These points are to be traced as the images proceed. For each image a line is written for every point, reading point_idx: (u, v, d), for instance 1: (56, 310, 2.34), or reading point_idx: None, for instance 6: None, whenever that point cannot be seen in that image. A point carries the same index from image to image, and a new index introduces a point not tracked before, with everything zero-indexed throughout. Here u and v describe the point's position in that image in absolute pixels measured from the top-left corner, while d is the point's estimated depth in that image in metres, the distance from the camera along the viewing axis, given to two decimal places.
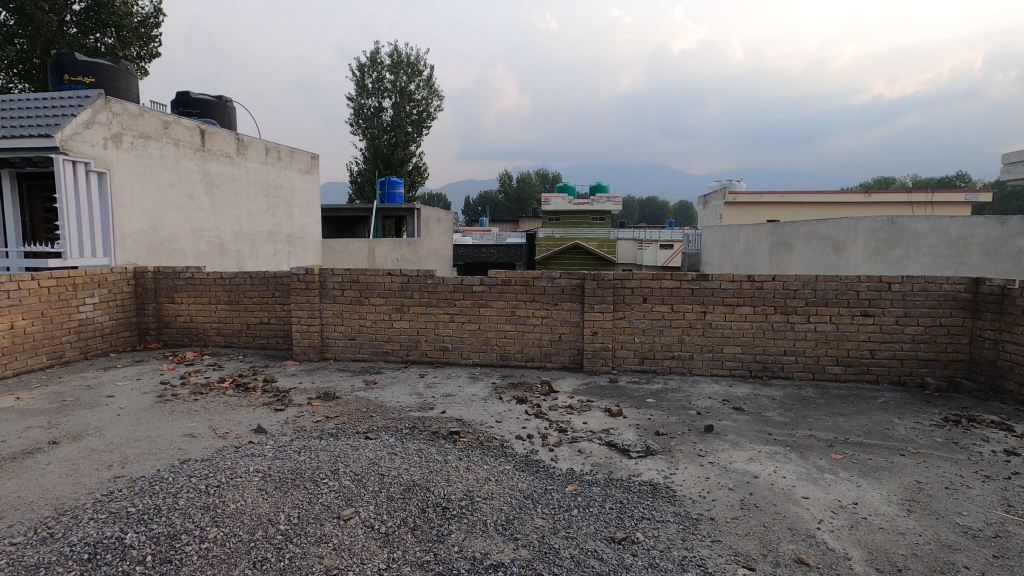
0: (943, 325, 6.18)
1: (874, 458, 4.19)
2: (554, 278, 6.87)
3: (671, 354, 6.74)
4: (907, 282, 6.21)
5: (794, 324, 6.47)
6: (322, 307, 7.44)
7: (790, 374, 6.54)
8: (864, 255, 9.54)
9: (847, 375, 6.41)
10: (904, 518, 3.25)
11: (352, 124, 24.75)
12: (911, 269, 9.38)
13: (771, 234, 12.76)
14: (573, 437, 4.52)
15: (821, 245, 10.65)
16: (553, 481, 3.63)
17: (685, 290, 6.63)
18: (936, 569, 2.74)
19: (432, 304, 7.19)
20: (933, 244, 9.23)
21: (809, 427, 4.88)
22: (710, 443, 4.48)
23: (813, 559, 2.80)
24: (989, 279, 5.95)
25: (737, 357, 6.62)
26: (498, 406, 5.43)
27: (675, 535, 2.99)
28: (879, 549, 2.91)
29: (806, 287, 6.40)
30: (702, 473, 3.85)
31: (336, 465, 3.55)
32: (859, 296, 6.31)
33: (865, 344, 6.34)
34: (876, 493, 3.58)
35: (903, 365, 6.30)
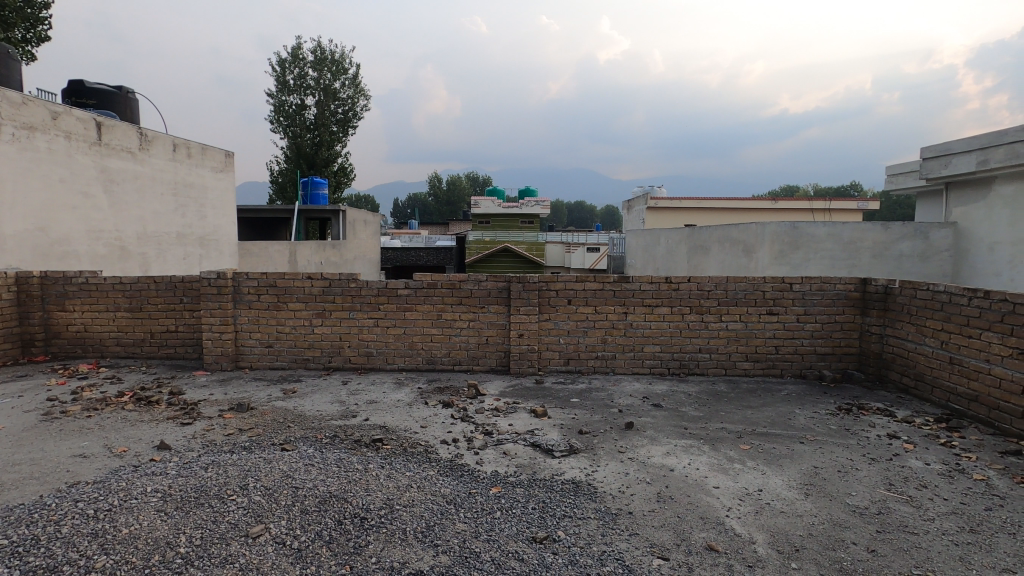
0: (838, 322, 6.74)
1: (777, 447, 4.50)
2: (481, 280, 6.89)
3: (595, 354, 6.92)
4: (806, 282, 6.72)
5: (708, 323, 6.83)
6: (236, 313, 7.04)
7: (705, 371, 6.89)
8: (770, 258, 10.06)
9: (755, 370, 6.84)
10: (802, 501, 3.50)
11: (272, 121, 23.66)
12: (811, 271, 10.01)
13: (689, 237, 13.39)
14: (498, 440, 4.53)
15: (733, 249, 11.22)
16: (477, 484, 3.61)
17: (608, 292, 6.84)
18: (829, 546, 2.96)
19: (356, 307, 6.99)
20: (829, 248, 9.92)
21: (721, 421, 5.17)
22: (630, 439, 4.63)
23: (722, 545, 2.96)
24: (875, 279, 6.58)
25: (656, 355, 6.90)
26: (424, 411, 5.35)
27: (595, 531, 3.06)
28: (780, 532, 3.12)
29: (718, 287, 6.78)
30: (621, 469, 3.97)
31: (245, 480, 3.35)
32: (765, 296, 6.75)
33: (771, 341, 6.80)
34: (778, 479, 3.84)
35: (804, 359, 6.80)
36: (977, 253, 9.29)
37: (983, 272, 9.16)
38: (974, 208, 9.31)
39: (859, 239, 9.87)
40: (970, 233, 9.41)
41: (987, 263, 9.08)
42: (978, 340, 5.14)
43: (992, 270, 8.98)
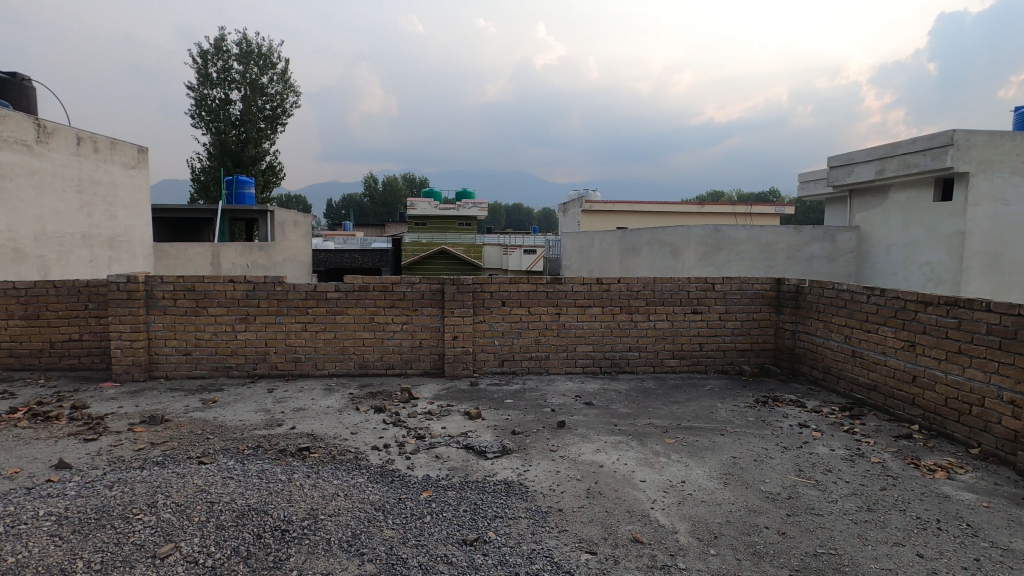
0: (756, 319, 7.15)
1: (700, 440, 4.72)
2: (414, 283, 6.79)
3: (529, 355, 6.99)
4: (727, 282, 7.09)
5: (637, 322, 7.06)
6: (149, 319, 6.58)
7: (634, 369, 7.12)
8: (695, 260, 10.57)
9: (681, 367, 7.14)
10: (721, 490, 3.69)
11: (193, 116, 22.34)
12: (733, 272, 10.58)
13: (620, 239, 13.81)
14: (430, 443, 4.48)
15: (661, 251, 11.68)
16: (407, 489, 3.56)
17: (541, 293, 6.93)
18: (744, 532, 3.14)
19: (283, 312, 6.72)
20: (748, 250, 10.53)
21: (648, 416, 5.36)
22: (562, 438, 4.71)
23: (646, 536, 3.06)
24: (787, 279, 7.04)
25: (589, 355, 7.06)
26: (355, 418, 5.21)
27: (525, 531, 3.08)
28: (700, 520, 3.27)
29: (646, 288, 7.03)
30: (552, 467, 4.03)
31: (154, 497, 3.14)
32: (690, 296, 7.06)
33: (695, 338, 7.12)
34: (700, 470, 4.02)
35: (726, 355, 7.17)
36: (877, 255, 10.10)
37: (882, 272, 9.98)
38: (873, 213, 10.14)
39: (775, 241, 10.52)
40: (870, 236, 10.24)
41: (885, 264, 9.90)
42: (876, 335, 5.60)
43: (889, 270, 9.80)
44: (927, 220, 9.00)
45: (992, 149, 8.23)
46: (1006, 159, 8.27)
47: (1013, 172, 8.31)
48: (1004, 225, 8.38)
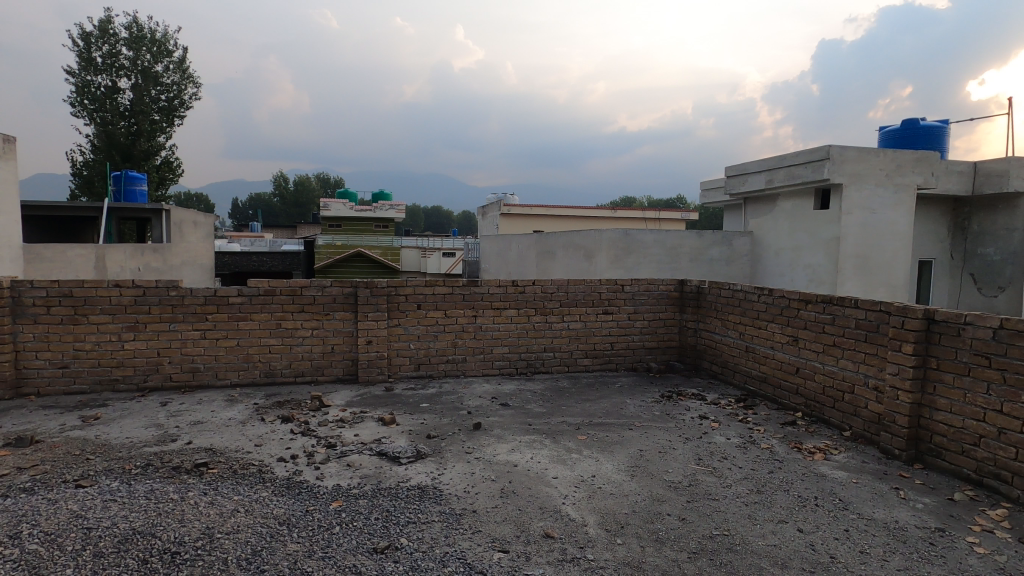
0: (662, 319, 7.55)
1: (610, 435, 4.91)
2: (324, 286, 6.55)
3: (446, 358, 6.95)
4: (635, 284, 7.44)
5: (551, 324, 7.23)
6: (17, 329, 5.88)
7: (550, 369, 7.28)
8: (607, 262, 10.99)
9: (594, 365, 7.40)
10: (628, 482, 3.86)
11: (73, 104, 20.19)
12: (643, 273, 11.10)
13: (537, 243, 14.09)
14: (342, 451, 4.34)
15: (575, 253, 12.04)
16: (315, 500, 3.42)
17: (457, 296, 6.92)
18: (648, 520, 3.30)
19: (178, 319, 6.24)
20: (655, 253, 11.10)
21: (562, 415, 5.50)
22: (477, 440, 4.73)
23: (557, 531, 3.15)
24: (689, 281, 7.50)
25: (505, 356, 7.14)
26: (259, 429, 4.94)
27: (438, 534, 3.07)
28: (608, 512, 3.41)
29: (559, 290, 7.23)
30: (467, 469, 4.03)
31: (18, 528, 2.81)
32: (601, 297, 7.34)
33: (607, 337, 7.40)
34: (609, 464, 4.19)
35: (635, 353, 7.51)
36: (768, 258, 10.99)
37: (772, 273, 10.87)
38: (764, 219, 11.04)
39: (680, 245, 11.17)
40: (762, 241, 11.13)
41: (775, 266, 10.79)
42: (766, 330, 6.10)
43: (778, 271, 10.70)
44: (809, 226, 9.92)
45: (861, 164, 9.22)
46: (872, 173, 9.29)
47: (878, 184, 9.35)
48: (871, 231, 9.41)
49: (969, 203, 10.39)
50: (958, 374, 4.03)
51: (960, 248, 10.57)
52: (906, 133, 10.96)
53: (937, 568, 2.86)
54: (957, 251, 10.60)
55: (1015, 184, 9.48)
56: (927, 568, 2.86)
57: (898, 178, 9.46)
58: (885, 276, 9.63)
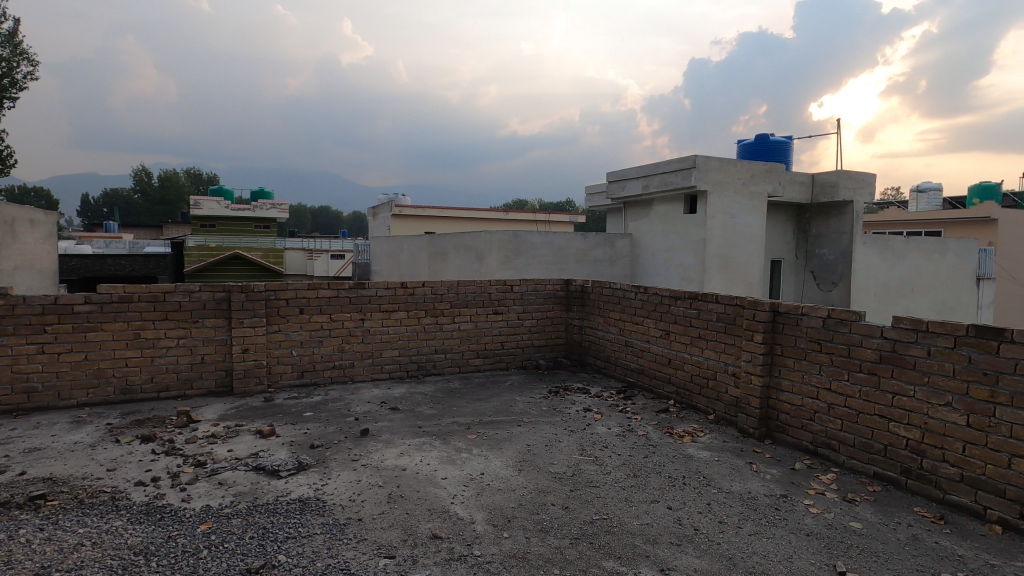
0: (550, 318, 7.84)
1: (499, 432, 5.00)
2: (192, 291, 6.02)
3: (332, 364, 6.68)
4: (523, 284, 7.65)
5: (442, 325, 7.22)
6: None
7: (441, 370, 7.26)
8: (498, 263, 11.17)
9: (485, 365, 7.49)
10: (516, 476, 3.97)
11: None
12: (532, 274, 11.41)
13: (428, 244, 13.92)
14: (213, 469, 4.01)
15: (466, 254, 12.07)
16: (180, 525, 3.13)
17: (343, 299, 6.68)
18: (533, 511, 3.42)
19: (8, 332, 5.39)
20: (544, 254, 11.49)
21: (453, 415, 5.52)
22: (365, 446, 4.59)
23: (445, 531, 3.15)
24: (574, 280, 7.85)
25: (395, 359, 7.00)
26: (113, 452, 4.41)
27: (320, 546, 2.95)
28: (495, 507, 3.47)
29: (450, 291, 7.23)
30: (353, 477, 3.91)
31: None
32: (491, 297, 7.45)
33: (498, 337, 7.53)
34: (497, 461, 4.27)
35: (524, 352, 7.72)
36: (646, 258, 11.78)
37: (649, 272, 11.68)
38: (642, 223, 11.84)
39: (566, 246, 11.64)
40: (641, 242, 11.92)
41: (651, 266, 11.59)
42: (642, 325, 6.55)
43: (654, 270, 11.51)
44: (680, 229, 10.81)
45: (722, 173, 10.21)
46: (731, 182, 10.33)
47: (736, 192, 10.41)
48: (731, 234, 10.44)
49: (808, 209, 11.90)
50: (797, 358, 4.61)
51: (803, 249, 12.08)
52: (758, 147, 12.32)
53: (781, 529, 3.25)
54: (801, 252, 12.09)
55: (843, 194, 11.02)
56: (772, 530, 3.25)
57: (752, 186, 10.58)
58: (743, 275, 10.73)
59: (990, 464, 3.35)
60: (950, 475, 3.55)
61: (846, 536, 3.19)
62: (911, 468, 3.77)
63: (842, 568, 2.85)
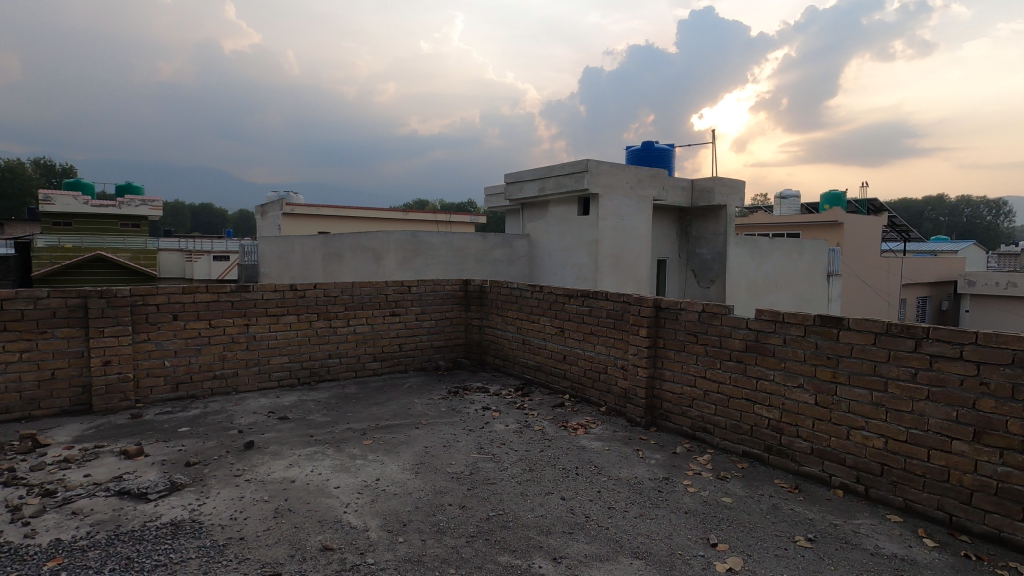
0: (449, 318, 7.81)
1: (396, 436, 4.91)
2: (39, 298, 5.29)
3: (212, 374, 6.18)
4: (421, 285, 7.56)
5: (336, 329, 6.94)
6: None
7: (336, 376, 6.97)
8: (396, 264, 10.97)
9: (383, 368, 7.30)
10: (412, 480, 3.91)
11: None
12: (431, 274, 11.33)
13: (321, 245, 13.29)
14: (65, 498, 3.55)
15: (362, 255, 11.69)
16: (21, 565, 2.74)
17: (224, 303, 6.21)
18: (430, 513, 3.39)
19: None
20: (442, 254, 11.44)
21: (347, 421, 5.33)
22: (249, 460, 4.29)
23: (337, 542, 3.03)
24: (472, 280, 7.88)
25: (285, 366, 6.62)
26: None
27: (195, 572, 2.72)
28: (391, 513, 3.40)
29: (344, 293, 6.97)
30: (235, 494, 3.64)
31: None
32: (388, 299, 7.28)
33: (395, 339, 7.38)
34: (394, 465, 4.18)
35: (423, 353, 7.63)
36: (543, 258, 12.11)
37: (546, 272, 12.02)
38: (539, 223, 12.16)
39: (465, 247, 11.67)
40: (538, 243, 12.24)
41: (548, 265, 11.94)
42: (538, 323, 6.72)
43: (551, 270, 11.86)
44: (574, 230, 11.23)
45: (612, 178, 10.75)
46: (620, 186, 10.91)
47: (625, 195, 11.00)
48: (621, 235, 11.03)
49: (689, 212, 12.87)
50: (677, 350, 4.97)
51: (685, 249, 13.03)
52: (645, 153, 13.11)
53: (662, 509, 3.49)
54: (683, 251, 13.04)
55: (718, 198, 12.04)
56: (655, 511, 3.48)
57: (639, 190, 11.25)
58: (633, 273, 11.37)
59: (834, 437, 3.82)
60: (803, 449, 4.01)
61: (718, 511, 3.49)
62: (772, 445, 4.21)
63: (714, 539, 3.11)
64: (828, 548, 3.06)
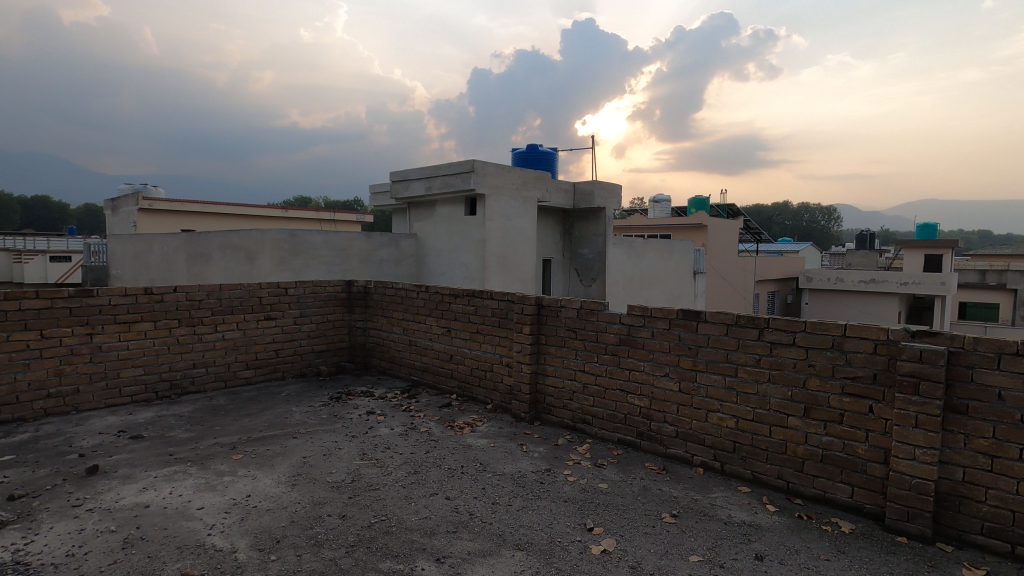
0: (330, 320, 7.46)
1: (271, 448, 4.60)
2: None
3: (46, 392, 5.37)
4: (299, 286, 7.15)
5: (201, 336, 6.35)
6: None
7: (201, 388, 6.37)
8: (272, 264, 10.29)
9: (257, 377, 6.81)
10: (287, 493, 3.68)
11: None
12: (311, 276, 10.78)
13: (184, 244, 12.08)
14: None
15: (233, 255, 10.81)
16: None
17: (60, 310, 5.43)
18: (306, 527, 3.22)
19: None
20: (324, 254, 10.93)
21: (215, 436, 4.90)
22: (91, 487, 3.78)
23: (199, 568, 2.78)
24: (355, 281, 7.61)
25: (139, 380, 5.93)
26: None
27: None
28: (263, 530, 3.18)
29: (210, 297, 6.40)
30: (74, 527, 3.20)
31: None
32: (262, 302, 6.80)
33: (271, 345, 6.92)
34: (268, 479, 3.92)
35: (303, 358, 7.23)
36: (430, 258, 12.00)
37: (433, 272, 11.92)
38: (426, 223, 12.05)
39: (349, 246, 11.25)
40: (425, 243, 12.11)
41: (436, 265, 11.86)
42: (424, 323, 6.65)
43: (439, 270, 11.79)
44: (461, 230, 11.25)
45: (498, 179, 10.92)
46: (506, 187, 11.11)
47: (510, 196, 11.22)
48: (508, 236, 11.23)
49: (571, 214, 13.43)
50: (558, 346, 5.17)
51: (568, 249, 13.59)
52: (530, 156, 13.48)
53: (544, 500, 3.62)
54: (566, 251, 13.59)
55: (597, 201, 12.68)
56: (537, 502, 3.59)
57: (524, 192, 11.54)
58: (519, 273, 11.62)
59: (694, 420, 4.20)
60: (669, 433, 4.36)
61: (595, 496, 3.69)
62: (643, 431, 4.52)
63: (590, 524, 3.28)
64: (689, 521, 3.36)
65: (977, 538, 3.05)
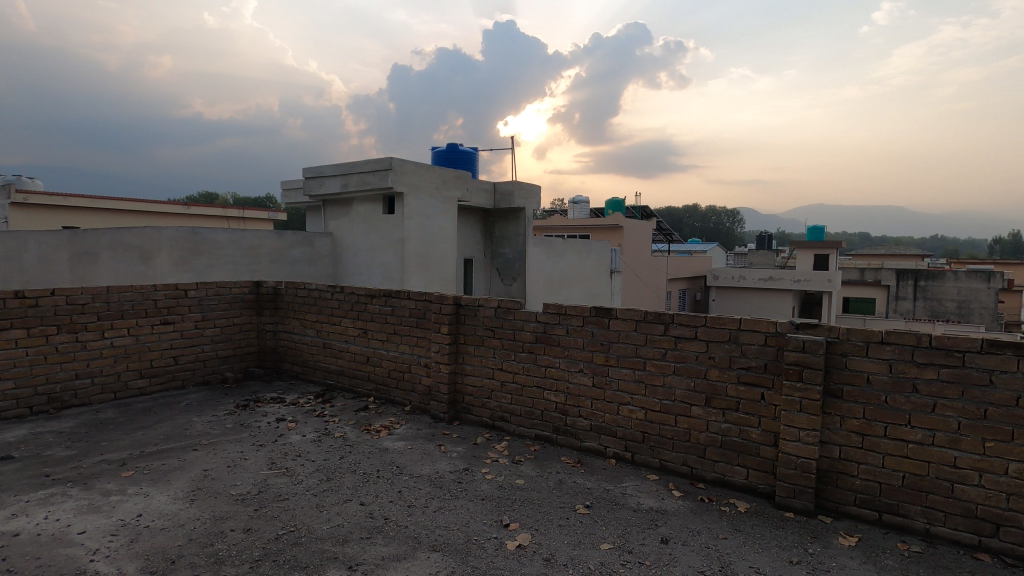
0: (236, 324, 7.03)
1: (167, 462, 4.26)
2: None
3: None
4: (201, 288, 6.68)
5: (86, 343, 5.78)
6: None
7: (86, 400, 5.80)
8: (169, 265, 9.56)
9: (153, 386, 6.29)
10: (185, 509, 3.43)
11: None
12: (215, 277, 10.11)
13: None
14: None
15: (124, 255, 9.92)
16: None
17: None
18: (206, 544, 3.01)
19: None
20: (229, 254, 10.30)
21: (101, 452, 4.47)
22: None
23: None
24: (264, 282, 7.22)
25: (9, 395, 5.30)
26: None
27: None
28: (155, 551, 2.94)
29: (96, 300, 5.83)
30: None
31: None
32: (157, 305, 6.29)
33: (168, 352, 6.42)
34: (163, 496, 3.63)
35: (206, 365, 6.77)
36: (347, 258, 11.62)
37: (350, 272, 11.56)
38: (342, 222, 11.66)
39: (257, 245, 10.67)
40: (341, 242, 11.72)
41: (352, 265, 11.50)
42: (339, 325, 6.43)
43: (356, 270, 11.45)
44: (379, 229, 10.98)
45: (416, 177, 10.76)
46: (425, 185, 10.97)
47: (429, 195, 11.10)
48: (427, 235, 11.10)
49: (492, 213, 13.50)
50: (476, 345, 5.18)
51: (489, 248, 13.65)
52: (450, 155, 13.39)
53: (461, 499, 3.61)
54: (487, 251, 13.65)
55: (517, 201, 12.83)
56: (454, 502, 3.58)
57: (444, 191, 11.45)
58: (440, 273, 11.52)
59: (607, 413, 4.36)
60: (583, 427, 4.49)
61: (512, 493, 3.73)
62: (559, 426, 4.63)
63: (506, 521, 3.32)
64: (601, 511, 3.48)
65: (851, 508, 3.40)
